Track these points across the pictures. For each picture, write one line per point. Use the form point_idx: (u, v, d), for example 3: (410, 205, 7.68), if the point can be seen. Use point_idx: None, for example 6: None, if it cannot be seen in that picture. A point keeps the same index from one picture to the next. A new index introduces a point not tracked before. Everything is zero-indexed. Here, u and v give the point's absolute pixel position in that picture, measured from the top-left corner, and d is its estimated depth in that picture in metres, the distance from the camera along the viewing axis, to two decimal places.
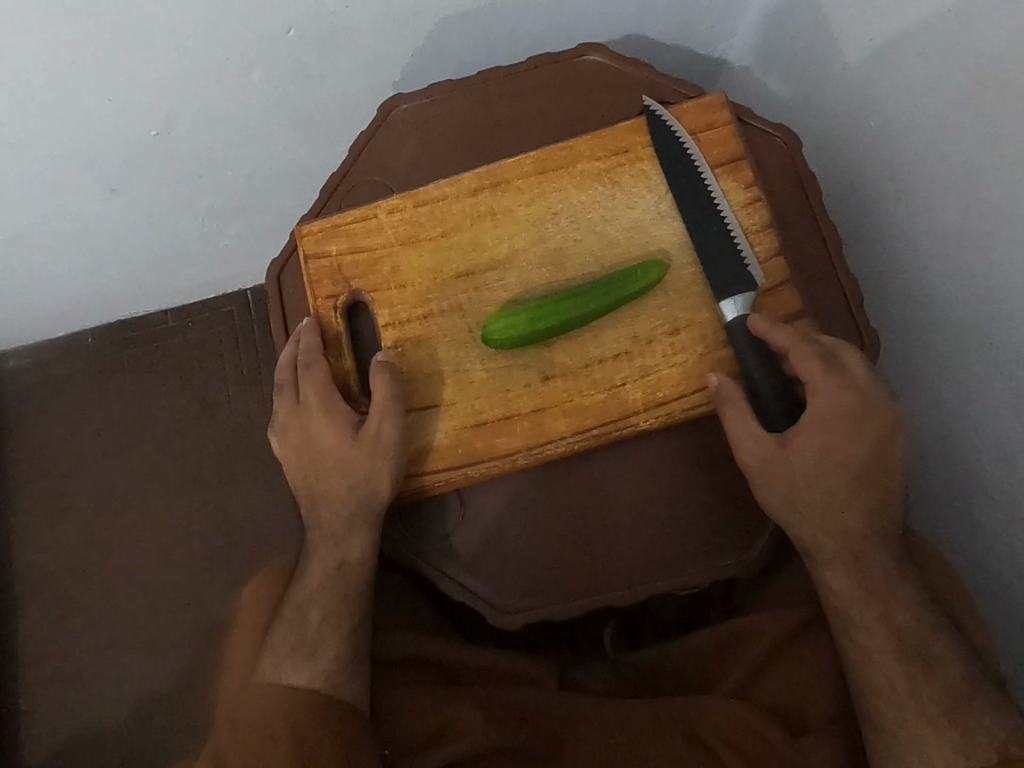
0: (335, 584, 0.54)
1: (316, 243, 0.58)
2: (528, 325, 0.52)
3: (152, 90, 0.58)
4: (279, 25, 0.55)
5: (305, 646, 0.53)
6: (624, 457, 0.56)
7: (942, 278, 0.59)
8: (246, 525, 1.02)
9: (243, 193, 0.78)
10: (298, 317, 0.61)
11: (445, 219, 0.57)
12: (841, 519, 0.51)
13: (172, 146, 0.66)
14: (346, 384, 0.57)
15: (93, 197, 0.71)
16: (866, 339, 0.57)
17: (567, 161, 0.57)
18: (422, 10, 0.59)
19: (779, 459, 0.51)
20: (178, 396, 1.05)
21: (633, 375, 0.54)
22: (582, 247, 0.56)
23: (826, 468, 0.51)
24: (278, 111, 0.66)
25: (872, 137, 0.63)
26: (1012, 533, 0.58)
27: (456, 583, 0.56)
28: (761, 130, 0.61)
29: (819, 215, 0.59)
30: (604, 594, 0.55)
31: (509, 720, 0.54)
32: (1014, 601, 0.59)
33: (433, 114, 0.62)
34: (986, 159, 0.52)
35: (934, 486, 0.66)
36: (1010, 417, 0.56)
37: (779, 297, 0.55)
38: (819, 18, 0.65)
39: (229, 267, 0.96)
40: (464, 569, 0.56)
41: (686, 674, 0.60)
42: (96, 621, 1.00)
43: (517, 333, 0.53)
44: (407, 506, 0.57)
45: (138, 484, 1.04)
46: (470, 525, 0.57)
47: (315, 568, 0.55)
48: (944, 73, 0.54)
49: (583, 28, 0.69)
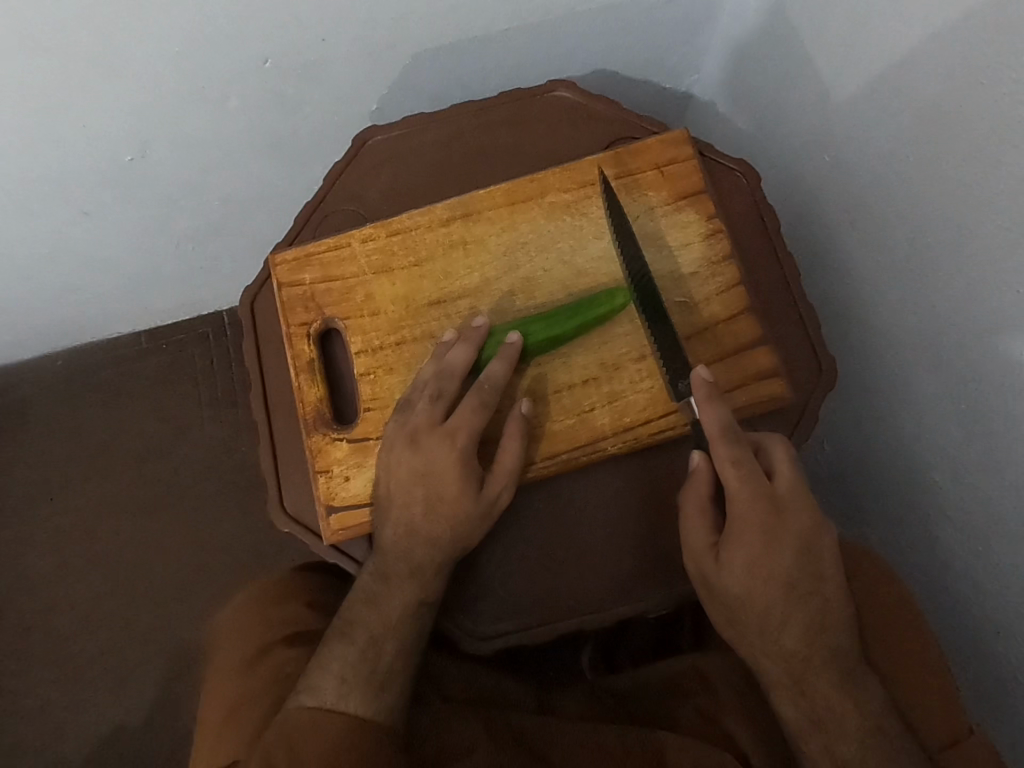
0: (409, 624, 0.53)
1: (289, 273, 0.59)
2: (542, 333, 0.54)
3: (126, 118, 0.59)
4: (254, 57, 0.57)
5: (374, 681, 0.51)
6: (593, 481, 0.57)
7: (898, 303, 0.62)
8: (221, 544, 1.00)
9: (220, 217, 0.79)
10: (270, 341, 0.61)
11: (417, 248, 0.59)
12: (788, 554, 0.50)
13: (146, 171, 0.67)
14: (317, 412, 0.58)
15: (65, 221, 0.71)
16: (823, 364, 0.59)
17: (535, 192, 0.59)
18: (398, 43, 0.61)
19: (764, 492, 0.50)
20: (152, 416, 1.04)
21: (601, 401, 0.56)
22: (551, 276, 0.57)
23: (765, 510, 0.49)
24: (254, 138, 0.67)
25: (827, 169, 0.67)
26: (961, 543, 0.60)
27: (451, 605, 0.57)
28: (721, 163, 0.63)
29: (777, 243, 0.61)
30: (578, 616, 0.56)
31: (502, 742, 0.54)
32: (969, 617, 0.61)
33: (406, 146, 0.63)
34: (931, 193, 0.55)
35: (894, 503, 0.68)
36: (956, 430, 0.58)
37: (739, 325, 0.57)
38: (775, 58, 0.69)
39: (205, 289, 0.96)
40: (457, 592, 0.57)
41: (654, 698, 0.60)
42: (63, 648, 0.98)
43: (530, 343, 0.55)
44: (466, 560, 0.57)
45: (106, 509, 1.02)
46: (477, 555, 0.57)
47: (388, 606, 0.53)
48: (893, 111, 0.57)
49: (554, 65, 0.72)
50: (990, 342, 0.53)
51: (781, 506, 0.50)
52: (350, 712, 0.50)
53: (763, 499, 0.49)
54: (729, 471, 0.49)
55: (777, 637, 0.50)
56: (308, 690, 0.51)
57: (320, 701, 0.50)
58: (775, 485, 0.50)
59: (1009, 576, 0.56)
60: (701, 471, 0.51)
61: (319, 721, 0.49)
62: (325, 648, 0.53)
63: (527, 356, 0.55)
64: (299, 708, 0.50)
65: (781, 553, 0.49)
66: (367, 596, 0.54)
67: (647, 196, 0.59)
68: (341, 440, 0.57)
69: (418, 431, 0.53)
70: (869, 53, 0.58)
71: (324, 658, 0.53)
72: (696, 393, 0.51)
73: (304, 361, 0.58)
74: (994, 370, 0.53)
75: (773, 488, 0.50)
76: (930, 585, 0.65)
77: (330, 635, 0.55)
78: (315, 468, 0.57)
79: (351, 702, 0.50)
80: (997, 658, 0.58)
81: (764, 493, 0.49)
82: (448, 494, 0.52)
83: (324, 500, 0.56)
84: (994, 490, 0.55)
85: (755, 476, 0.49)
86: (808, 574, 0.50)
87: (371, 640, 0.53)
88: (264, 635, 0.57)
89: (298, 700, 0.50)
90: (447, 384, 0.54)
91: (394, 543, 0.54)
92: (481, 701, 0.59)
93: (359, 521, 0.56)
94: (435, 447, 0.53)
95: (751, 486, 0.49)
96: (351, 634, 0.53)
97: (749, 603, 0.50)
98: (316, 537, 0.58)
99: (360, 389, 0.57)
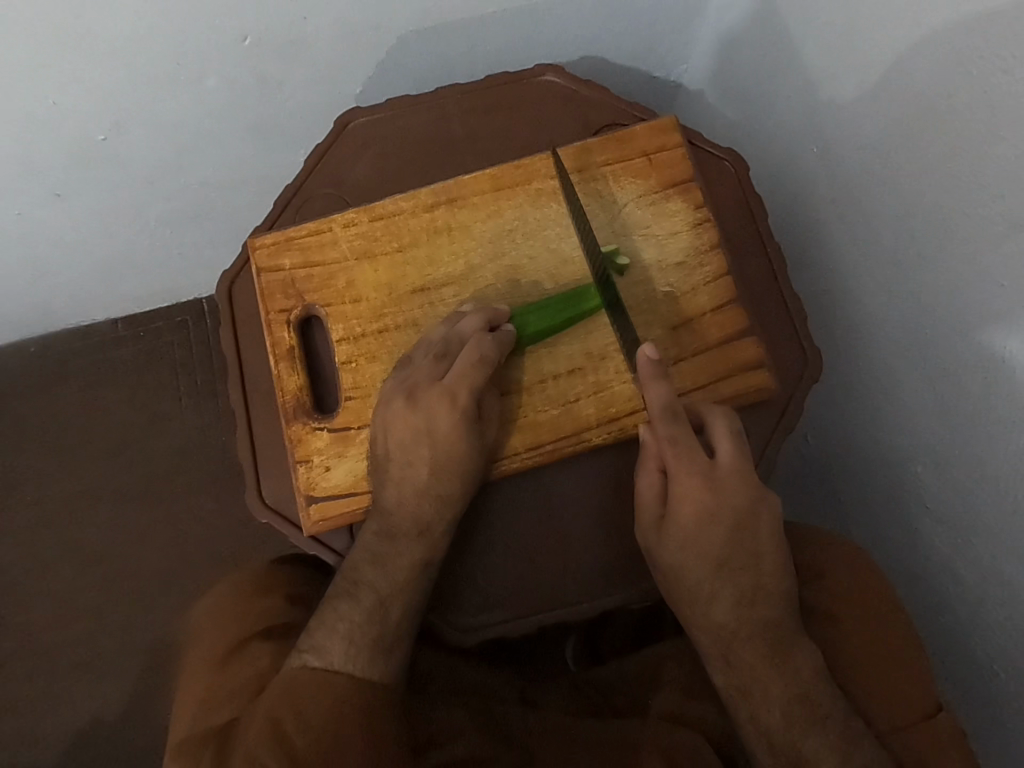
0: (403, 596, 0.52)
1: (268, 257, 0.58)
2: (557, 310, 0.54)
3: (97, 95, 0.57)
4: (233, 34, 0.55)
5: (381, 644, 0.51)
6: (578, 471, 0.57)
7: (882, 296, 0.62)
8: (201, 535, 0.98)
9: (198, 200, 0.76)
10: (248, 327, 0.60)
11: (401, 234, 0.57)
12: (722, 527, 0.51)
13: (120, 150, 0.64)
14: (296, 402, 0.56)
15: (35, 202, 0.68)
16: (808, 355, 0.59)
17: (522, 178, 0.58)
18: (383, 24, 0.60)
19: (709, 479, 0.51)
20: (129, 405, 1.01)
21: (586, 391, 0.55)
22: (537, 264, 0.56)
23: (703, 486, 0.51)
24: (233, 118, 0.65)
25: (813, 161, 0.67)
26: (941, 536, 0.61)
27: (440, 601, 0.56)
28: (709, 151, 0.62)
29: (763, 232, 0.61)
30: (563, 607, 0.56)
31: (489, 736, 0.54)
32: (948, 611, 0.62)
33: (390, 128, 0.62)
34: (918, 186, 0.55)
35: (875, 494, 0.68)
36: (939, 426, 0.58)
37: (725, 316, 0.57)
38: (764, 48, 0.69)
39: (184, 274, 0.93)
40: (446, 586, 0.56)
41: (632, 690, 0.60)
42: (38, 640, 0.96)
43: (550, 320, 0.54)
44: (455, 551, 0.56)
45: (82, 500, 1.00)
46: (469, 546, 0.56)
47: (382, 579, 0.52)
48: (882, 101, 0.57)
49: (542, 50, 0.71)
50: (975, 338, 0.53)
51: (718, 483, 0.51)
52: (354, 674, 0.49)
53: (699, 476, 0.51)
54: (667, 450, 0.51)
55: (745, 628, 0.52)
56: (312, 650, 0.50)
57: (327, 663, 0.49)
58: (715, 464, 0.52)
59: (988, 570, 0.56)
60: (649, 445, 0.53)
61: (321, 682, 0.49)
62: (328, 606, 0.52)
63: (550, 334, 0.55)
64: (302, 668, 0.50)
65: (714, 527, 0.51)
66: (371, 556, 0.52)
67: (634, 184, 0.58)
68: (323, 429, 0.56)
69: (417, 387, 0.52)
70: (859, 43, 0.57)
71: (328, 619, 0.51)
72: (642, 370, 0.51)
73: (283, 349, 0.57)
74: (978, 366, 0.53)
75: (713, 466, 0.52)
76: (910, 577, 0.66)
77: (333, 592, 0.53)
78: (295, 458, 0.55)
79: (357, 665, 0.50)
80: (976, 652, 0.59)
81: (703, 475, 0.51)
82: (432, 485, 0.52)
83: (304, 491, 0.55)
84: (977, 487, 0.56)
85: (695, 454, 0.51)
86: (772, 565, 0.52)
87: (378, 603, 0.51)
88: (239, 629, 0.55)
89: (302, 660, 0.50)
90: (454, 346, 0.52)
91: (377, 531, 0.53)
92: (468, 692, 0.58)
93: (340, 513, 0.55)
94: (434, 403, 0.52)
95: (688, 463, 0.51)
96: (357, 595, 0.52)
97: (715, 595, 0.52)
98: (295, 528, 0.56)
99: (342, 377, 0.56)
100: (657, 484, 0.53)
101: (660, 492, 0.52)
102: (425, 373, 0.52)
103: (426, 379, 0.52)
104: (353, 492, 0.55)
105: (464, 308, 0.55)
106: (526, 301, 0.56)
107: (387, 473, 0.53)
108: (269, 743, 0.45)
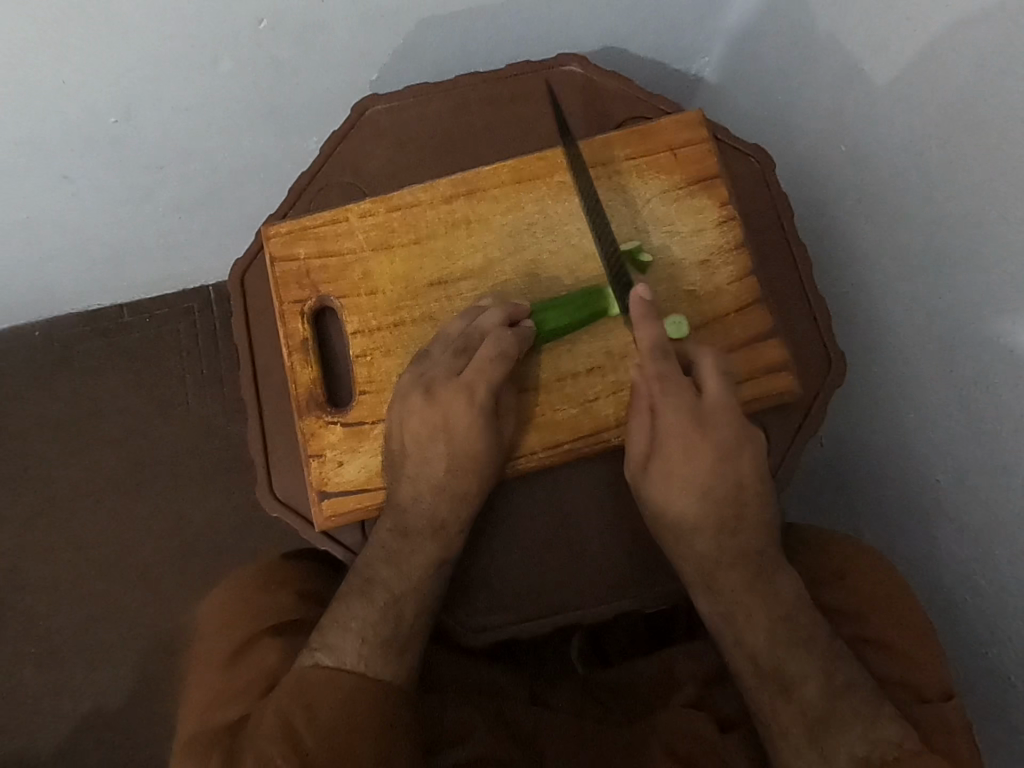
0: (416, 596, 0.51)
1: (283, 245, 0.57)
2: (577, 309, 0.52)
3: (109, 77, 0.55)
4: (248, 17, 0.53)
5: (394, 643, 0.50)
6: (595, 471, 0.56)
7: (907, 300, 0.60)
8: (205, 525, 0.98)
9: (209, 186, 0.75)
10: (261, 318, 0.59)
11: (418, 225, 0.56)
12: (708, 464, 0.50)
13: (130, 134, 0.63)
14: (308, 394, 0.55)
15: (44, 185, 0.67)
16: (832, 359, 0.58)
17: (543, 171, 0.57)
18: (401, 8, 0.58)
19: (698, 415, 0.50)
20: (134, 392, 1.00)
21: (605, 390, 0.54)
22: (558, 259, 0.55)
23: (690, 420, 0.50)
24: (246, 103, 0.64)
25: (837, 158, 0.65)
26: (961, 545, 0.60)
27: (454, 600, 0.55)
28: (734, 147, 0.61)
29: (788, 229, 0.60)
30: (578, 609, 0.55)
31: (500, 736, 0.54)
32: (964, 620, 0.61)
33: (408, 117, 0.60)
34: (948, 186, 0.53)
35: (891, 499, 0.67)
36: (962, 433, 0.57)
37: (748, 317, 0.56)
38: (788, 43, 0.67)
39: (191, 260, 0.92)
40: (459, 584, 0.55)
41: (646, 691, 0.60)
42: (41, 628, 0.95)
43: (570, 320, 0.53)
44: (470, 549, 0.56)
45: (85, 488, 0.99)
46: (486, 546, 0.56)
47: (395, 579, 0.51)
48: (915, 98, 0.55)
49: (562, 39, 0.69)
50: (1003, 345, 0.51)
51: (704, 420, 0.50)
52: (367, 673, 0.49)
53: (685, 410, 0.50)
54: (655, 388, 0.50)
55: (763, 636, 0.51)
56: (324, 649, 0.50)
57: (340, 661, 0.49)
58: (701, 397, 0.51)
59: (1008, 581, 0.55)
60: (642, 387, 0.51)
61: (334, 681, 0.48)
62: (341, 603, 0.51)
63: (570, 332, 0.53)
64: (315, 667, 0.49)
65: (705, 469, 0.50)
66: (384, 553, 0.52)
67: (658, 179, 0.57)
68: (336, 422, 0.55)
69: (434, 381, 0.51)
70: (891, 38, 0.55)
71: (341, 616, 0.51)
72: (632, 310, 0.50)
73: (297, 340, 0.56)
74: (1006, 374, 0.52)
75: (700, 401, 0.51)
76: (925, 584, 0.65)
77: (345, 590, 0.52)
78: (307, 452, 0.54)
79: (370, 664, 0.49)
80: (991, 661, 0.58)
81: (691, 408, 0.50)
82: (448, 483, 0.52)
83: (317, 486, 0.54)
84: (999, 495, 0.55)
85: (684, 390, 0.50)
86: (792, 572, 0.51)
87: (392, 601, 0.51)
88: (249, 627, 0.55)
89: (314, 658, 0.49)
90: (472, 341, 0.51)
91: (390, 527, 0.52)
92: (478, 690, 0.58)
93: (352, 508, 0.54)
94: (451, 399, 0.51)
95: (674, 397, 0.50)
96: (370, 593, 0.51)
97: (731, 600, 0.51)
98: (307, 523, 0.56)
99: (357, 371, 0.55)
100: (648, 426, 0.52)
101: (650, 434, 0.51)
102: (444, 367, 0.51)
103: (443, 374, 0.51)
104: (366, 487, 0.54)
105: (482, 304, 0.54)
106: (546, 298, 0.54)
107: (402, 469, 0.52)
108: (282, 745, 0.45)
